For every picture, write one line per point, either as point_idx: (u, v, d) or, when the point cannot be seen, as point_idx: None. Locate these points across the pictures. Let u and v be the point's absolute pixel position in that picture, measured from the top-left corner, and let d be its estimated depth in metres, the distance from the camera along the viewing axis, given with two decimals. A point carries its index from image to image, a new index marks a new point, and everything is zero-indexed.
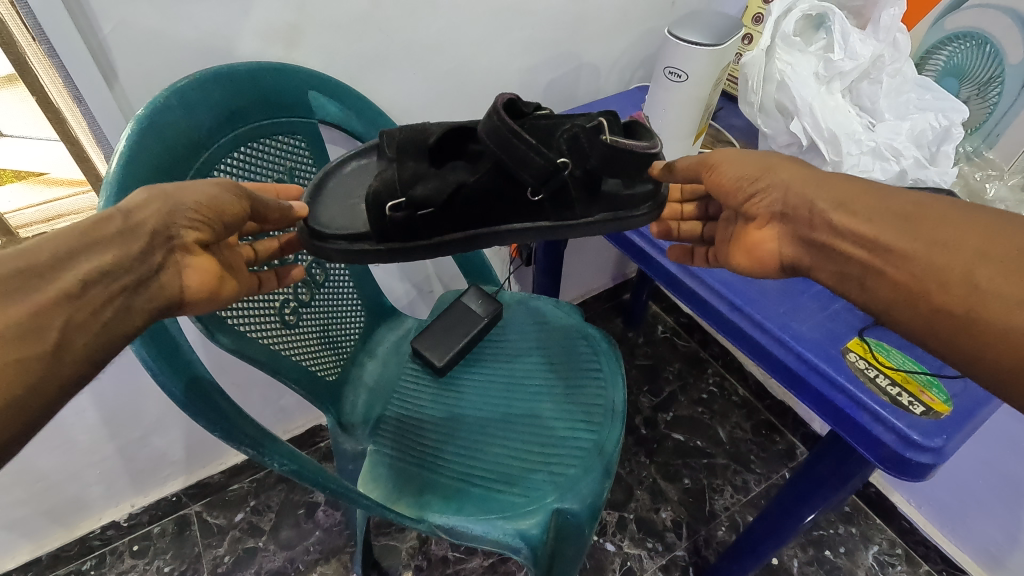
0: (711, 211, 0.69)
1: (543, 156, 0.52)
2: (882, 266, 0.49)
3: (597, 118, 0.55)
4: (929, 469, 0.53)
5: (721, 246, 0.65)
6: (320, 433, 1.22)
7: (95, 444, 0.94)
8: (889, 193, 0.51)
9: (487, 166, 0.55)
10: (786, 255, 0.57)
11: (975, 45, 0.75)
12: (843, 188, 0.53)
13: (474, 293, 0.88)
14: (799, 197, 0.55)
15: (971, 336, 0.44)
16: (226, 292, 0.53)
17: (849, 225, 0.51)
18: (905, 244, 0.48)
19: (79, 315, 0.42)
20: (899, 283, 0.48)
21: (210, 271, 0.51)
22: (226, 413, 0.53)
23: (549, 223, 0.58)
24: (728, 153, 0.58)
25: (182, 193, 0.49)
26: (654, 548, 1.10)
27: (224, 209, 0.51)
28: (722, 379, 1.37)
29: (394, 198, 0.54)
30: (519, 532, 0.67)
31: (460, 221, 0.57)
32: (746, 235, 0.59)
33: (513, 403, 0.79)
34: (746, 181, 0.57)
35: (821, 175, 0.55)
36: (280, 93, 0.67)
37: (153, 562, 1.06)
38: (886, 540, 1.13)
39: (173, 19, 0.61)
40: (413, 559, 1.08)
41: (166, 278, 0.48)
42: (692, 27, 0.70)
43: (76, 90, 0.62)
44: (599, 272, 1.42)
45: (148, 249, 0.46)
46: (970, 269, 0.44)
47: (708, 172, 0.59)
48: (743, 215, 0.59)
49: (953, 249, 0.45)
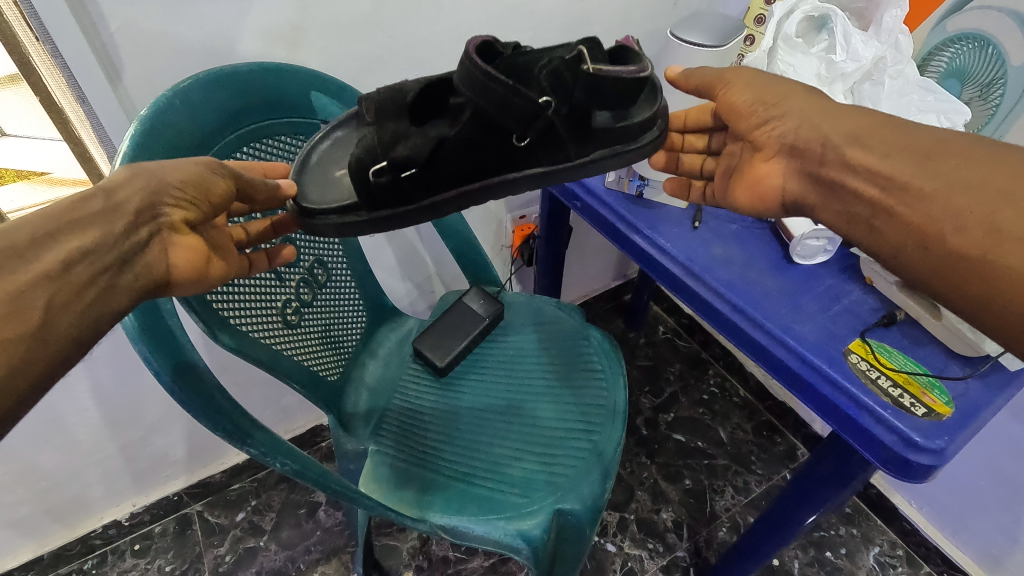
0: (713, 145, 0.70)
1: (524, 97, 0.49)
2: (893, 206, 0.48)
3: (576, 49, 0.52)
4: (930, 471, 0.53)
5: (722, 179, 0.67)
6: (322, 433, 1.22)
7: (96, 443, 0.95)
8: (908, 127, 0.50)
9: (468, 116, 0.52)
10: (789, 190, 0.58)
11: (977, 46, 0.75)
12: (860, 121, 0.53)
13: (474, 294, 0.88)
14: (813, 128, 0.55)
15: (985, 282, 0.43)
16: (214, 274, 0.53)
17: (864, 161, 0.50)
18: (922, 183, 0.46)
19: (61, 296, 0.42)
20: (912, 223, 0.47)
21: (196, 248, 0.51)
22: (228, 413, 0.53)
23: (542, 170, 0.56)
24: (745, 73, 0.59)
25: (166, 171, 0.48)
26: (655, 549, 1.10)
27: (211, 189, 0.50)
28: (722, 380, 1.37)
29: (376, 162, 0.52)
30: (520, 533, 0.67)
31: (448, 178, 0.55)
32: (752, 168, 0.61)
33: (513, 402, 0.80)
34: (760, 105, 0.58)
35: (839, 109, 0.55)
36: (284, 92, 0.67)
37: (154, 561, 1.06)
38: (887, 542, 1.13)
39: (177, 20, 0.61)
40: (414, 559, 1.08)
41: (153, 256, 0.48)
42: (695, 28, 0.69)
43: (79, 91, 0.62)
44: (599, 273, 1.43)
45: (132, 227, 0.46)
46: (992, 211, 0.43)
47: (721, 89, 0.61)
48: (751, 144, 0.60)
49: (975, 191, 0.44)
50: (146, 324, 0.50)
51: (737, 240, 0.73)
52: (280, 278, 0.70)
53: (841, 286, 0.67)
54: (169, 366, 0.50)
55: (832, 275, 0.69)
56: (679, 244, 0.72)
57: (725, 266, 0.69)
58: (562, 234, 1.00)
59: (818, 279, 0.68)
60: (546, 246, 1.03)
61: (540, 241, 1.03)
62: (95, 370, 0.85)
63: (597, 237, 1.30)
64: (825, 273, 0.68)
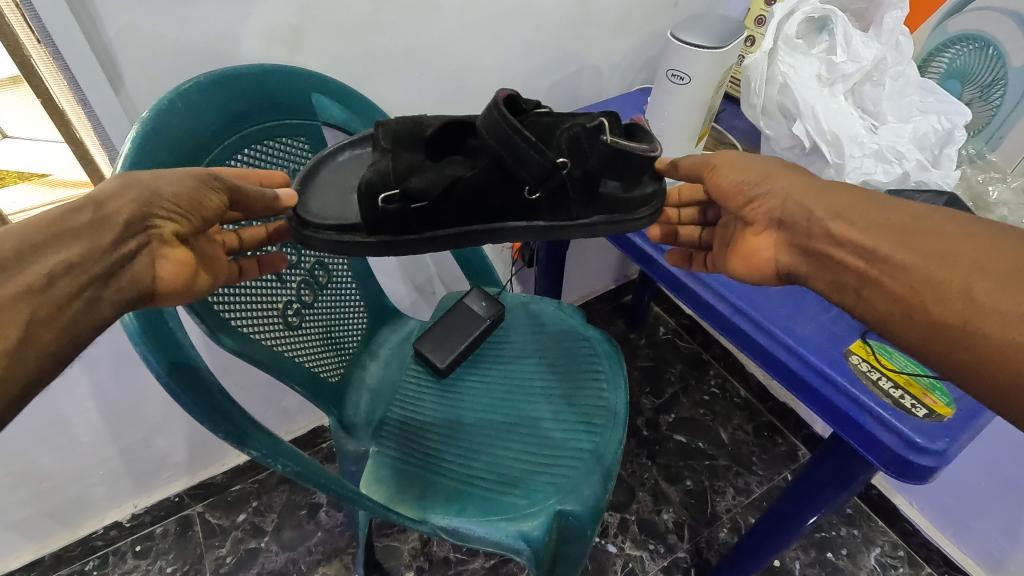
0: (709, 216, 0.68)
1: (543, 155, 0.51)
2: (879, 277, 0.48)
3: (599, 118, 0.54)
4: (931, 472, 0.53)
5: (719, 251, 0.64)
6: (322, 434, 1.22)
7: (98, 445, 0.95)
8: (885, 203, 0.51)
9: (485, 162, 0.53)
10: (782, 262, 0.57)
11: (978, 47, 0.75)
12: (841, 197, 0.53)
13: (475, 295, 0.88)
14: (797, 204, 0.54)
15: (969, 350, 0.42)
16: (200, 286, 0.53)
17: (848, 235, 0.50)
18: (903, 255, 0.47)
19: (42, 311, 0.42)
20: (896, 294, 0.47)
21: (185, 262, 0.51)
22: (230, 414, 0.53)
23: (544, 223, 0.56)
24: (729, 155, 0.58)
25: (159, 183, 0.48)
26: (656, 550, 1.10)
27: (202, 203, 0.50)
28: (723, 381, 1.37)
29: (388, 188, 0.52)
30: (521, 534, 0.67)
31: (454, 216, 0.55)
32: (744, 241, 0.59)
33: (513, 404, 0.80)
34: (746, 184, 0.57)
35: (820, 183, 0.55)
36: (285, 94, 0.67)
37: (155, 562, 1.06)
38: (889, 543, 1.13)
39: (178, 23, 0.62)
40: (415, 560, 1.08)
41: (140, 268, 0.48)
42: (694, 29, 0.70)
43: (80, 92, 0.62)
44: (600, 273, 1.43)
45: (120, 239, 0.46)
46: (969, 282, 0.43)
47: (709, 172, 0.59)
48: (742, 219, 0.59)
49: (952, 262, 0.45)
50: (149, 326, 0.50)
51: None
52: (281, 279, 0.70)
53: None
54: (168, 367, 0.50)
55: None
56: None
57: None
58: None
59: None
60: (547, 248, 1.03)
61: (541, 242, 1.03)
62: (96, 371, 0.85)
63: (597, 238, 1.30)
64: None
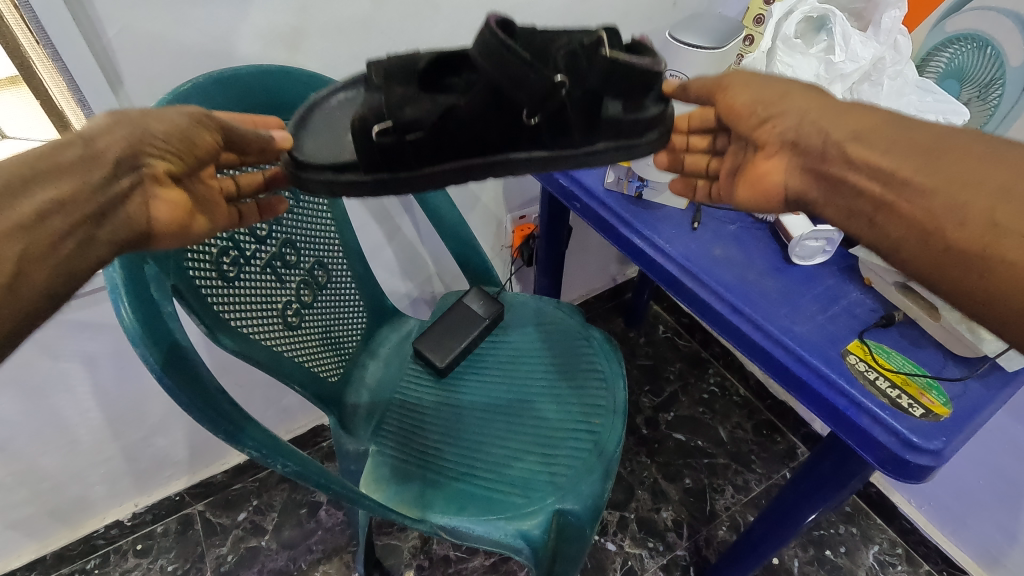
0: (718, 145, 0.65)
1: (539, 73, 0.47)
2: (894, 200, 0.46)
3: (597, 32, 0.50)
4: (927, 471, 0.53)
5: (727, 179, 0.63)
6: (323, 433, 1.22)
7: (99, 444, 0.95)
8: (905, 123, 0.49)
9: (481, 88, 0.49)
10: (792, 187, 0.55)
11: (976, 47, 0.75)
12: (861, 119, 0.51)
13: (475, 294, 0.88)
14: (812, 125, 0.52)
15: (985, 275, 0.41)
16: (194, 228, 0.52)
17: (866, 157, 0.48)
18: (923, 178, 0.45)
19: (34, 248, 0.40)
20: (911, 218, 0.45)
21: (179, 204, 0.50)
22: (229, 415, 0.54)
23: (547, 152, 0.52)
24: (744, 75, 0.57)
25: (149, 121, 0.47)
26: (655, 548, 1.11)
27: (193, 142, 0.50)
28: (722, 379, 1.38)
29: (382, 121, 0.48)
30: (520, 533, 0.67)
31: (455, 148, 0.51)
32: (754, 165, 0.57)
33: (515, 400, 0.80)
34: (760, 104, 0.55)
35: (840, 106, 0.52)
36: (283, 96, 0.67)
37: (157, 561, 1.07)
38: (887, 540, 1.14)
39: (177, 24, 0.62)
40: (415, 558, 1.09)
41: (133, 207, 0.47)
42: (692, 30, 0.69)
43: (78, 94, 0.62)
44: (599, 272, 1.43)
45: (112, 176, 0.45)
46: (993, 207, 0.41)
47: (721, 93, 0.58)
48: (753, 143, 0.57)
49: (977, 185, 0.42)
50: (146, 323, 0.50)
51: (736, 241, 0.73)
52: (280, 279, 0.70)
53: (841, 286, 0.67)
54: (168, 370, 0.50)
55: (832, 276, 0.69)
56: (678, 244, 0.72)
57: (725, 267, 0.69)
58: (562, 234, 1.01)
59: (817, 280, 0.68)
60: (546, 247, 1.03)
61: (540, 242, 1.03)
62: (97, 371, 0.86)
63: (597, 237, 1.31)
64: (823, 273, 0.68)
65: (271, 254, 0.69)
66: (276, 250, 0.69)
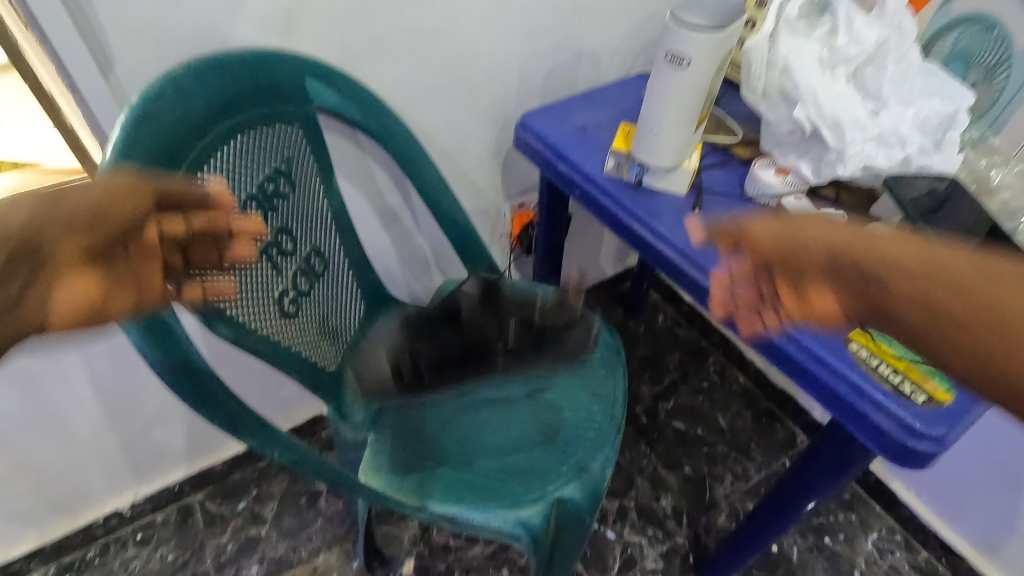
0: (750, 271, 0.44)
1: (495, 329, 0.77)
2: (924, 348, 0.36)
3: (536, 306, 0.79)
4: (929, 457, 0.54)
5: (756, 315, 0.45)
6: (322, 423, 1.21)
7: (97, 435, 0.95)
8: (929, 244, 0.37)
9: (467, 334, 0.77)
10: (854, 317, 0.39)
11: (982, 29, 0.74)
12: (845, 231, 0.39)
13: (474, 283, 0.83)
14: (816, 248, 0.39)
15: None
16: (117, 309, 0.44)
17: (898, 290, 0.36)
18: (958, 326, 0.34)
19: None
20: (968, 361, 0.34)
21: (94, 286, 0.42)
22: (227, 403, 0.53)
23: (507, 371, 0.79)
24: (766, 222, 0.43)
25: (65, 195, 0.41)
26: (654, 536, 1.11)
27: (116, 202, 0.44)
28: (722, 368, 1.37)
29: (404, 367, 0.77)
30: (520, 521, 0.67)
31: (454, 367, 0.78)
32: (768, 310, 0.43)
33: (529, 382, 0.81)
34: (755, 247, 0.43)
35: (841, 224, 0.40)
36: (277, 81, 0.67)
37: (156, 550, 1.07)
38: (886, 527, 1.14)
39: (168, 8, 0.61)
40: (415, 547, 1.09)
41: (36, 301, 0.38)
42: (692, 9, 0.62)
43: (68, 79, 0.61)
44: (599, 261, 1.42)
45: (11, 267, 0.37)
46: (1007, 349, 0.33)
47: (741, 239, 0.44)
48: (772, 282, 0.42)
49: (1004, 329, 0.33)
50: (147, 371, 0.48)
51: None
52: (278, 267, 0.69)
53: None
54: (164, 356, 0.50)
55: None
56: (679, 231, 0.71)
57: None
58: (561, 222, 1.00)
59: None
60: (545, 236, 1.03)
61: (539, 229, 1.02)
62: (93, 361, 0.85)
63: (596, 225, 1.30)
64: None
65: (268, 241, 0.68)
66: (273, 237, 0.69)
